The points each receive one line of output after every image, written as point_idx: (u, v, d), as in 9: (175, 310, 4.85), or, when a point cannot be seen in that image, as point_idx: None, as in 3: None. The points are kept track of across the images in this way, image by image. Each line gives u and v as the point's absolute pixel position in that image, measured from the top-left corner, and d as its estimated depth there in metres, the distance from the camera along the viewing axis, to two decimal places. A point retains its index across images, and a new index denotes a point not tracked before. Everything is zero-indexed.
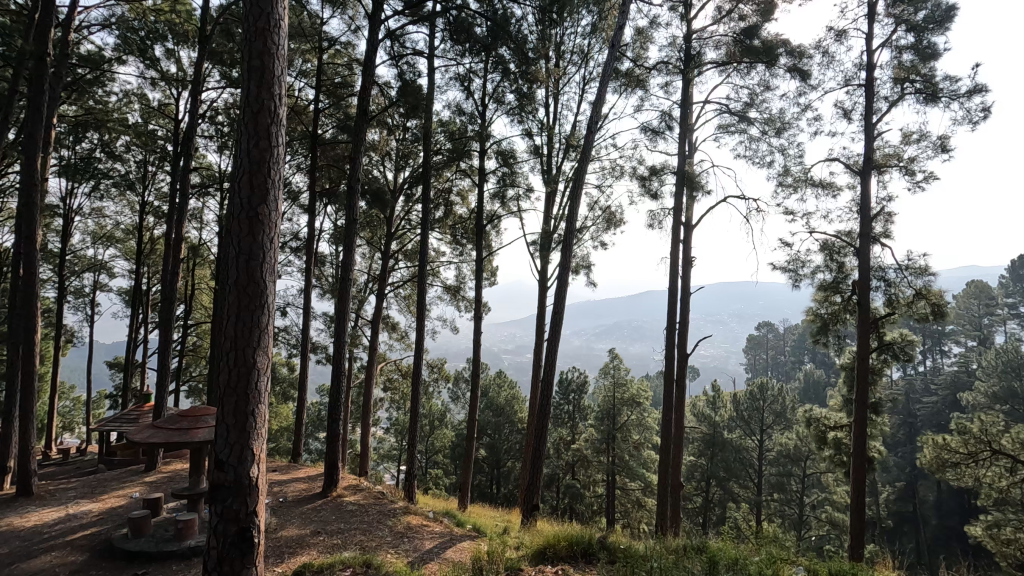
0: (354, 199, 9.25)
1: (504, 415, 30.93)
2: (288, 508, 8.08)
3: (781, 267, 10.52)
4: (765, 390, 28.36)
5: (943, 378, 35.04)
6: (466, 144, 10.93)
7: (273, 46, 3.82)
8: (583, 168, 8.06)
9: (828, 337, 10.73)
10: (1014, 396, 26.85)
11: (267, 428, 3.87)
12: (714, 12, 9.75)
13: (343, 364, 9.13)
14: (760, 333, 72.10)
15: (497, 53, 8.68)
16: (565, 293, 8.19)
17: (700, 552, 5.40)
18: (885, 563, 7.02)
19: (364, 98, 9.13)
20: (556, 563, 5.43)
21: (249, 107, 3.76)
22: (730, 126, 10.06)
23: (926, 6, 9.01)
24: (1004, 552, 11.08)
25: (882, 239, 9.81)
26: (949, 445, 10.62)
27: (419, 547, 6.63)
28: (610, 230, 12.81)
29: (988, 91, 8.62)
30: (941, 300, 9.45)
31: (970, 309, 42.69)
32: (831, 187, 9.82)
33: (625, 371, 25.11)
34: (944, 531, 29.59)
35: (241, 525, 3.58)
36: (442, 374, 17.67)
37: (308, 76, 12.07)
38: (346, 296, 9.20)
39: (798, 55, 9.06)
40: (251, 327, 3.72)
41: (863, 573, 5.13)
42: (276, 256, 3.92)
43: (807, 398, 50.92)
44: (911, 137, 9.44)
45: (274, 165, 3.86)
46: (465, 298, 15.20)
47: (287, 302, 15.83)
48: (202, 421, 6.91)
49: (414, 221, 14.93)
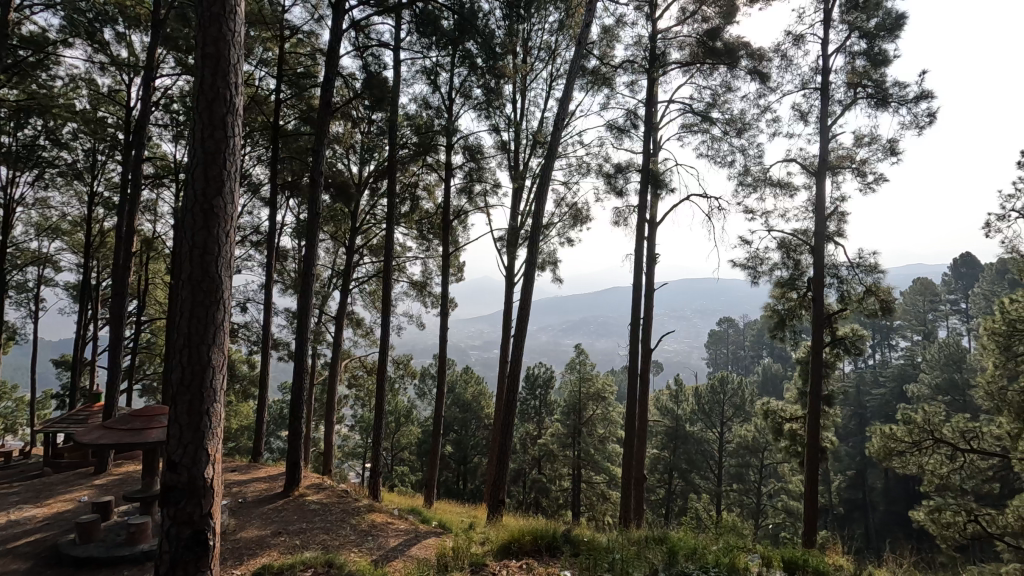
0: (317, 192, 9.01)
1: (471, 411, 31.02)
2: (248, 509, 7.87)
3: (741, 265, 10.78)
4: (725, 384, 29.13)
5: (891, 370, 36.88)
6: (433, 139, 10.86)
7: (228, 32, 3.68)
8: (550, 165, 8.08)
9: (784, 333, 11.03)
10: (954, 387, 28.59)
11: (224, 428, 3.76)
12: (678, 12, 9.96)
13: (305, 361, 8.90)
14: (721, 329, 73.67)
15: (463, 48, 8.59)
16: (530, 290, 8.22)
17: (661, 543, 5.53)
18: (836, 548, 7.28)
19: (327, 90, 8.89)
20: (521, 556, 5.46)
21: (203, 94, 3.62)
22: (693, 126, 10.31)
23: (878, 14, 9.36)
24: (944, 535, 11.71)
25: (836, 237, 10.18)
26: (895, 434, 11.24)
27: (383, 545, 6.57)
28: (576, 226, 12.97)
29: (933, 97, 9.03)
30: (889, 297, 9.85)
31: (917, 306, 44.98)
32: (788, 187, 10.14)
33: (590, 365, 25.52)
34: (892, 516, 31.07)
35: (196, 527, 3.47)
36: (408, 371, 17.44)
37: (270, 65, 11.71)
38: (309, 290, 8.96)
39: (758, 57, 9.31)
40: (207, 323, 3.60)
41: (815, 560, 5.27)
42: (233, 251, 3.81)
43: (764, 391, 52.84)
44: (863, 140, 9.80)
45: (230, 156, 3.74)
46: (432, 295, 15.05)
47: (248, 297, 15.48)
48: (157, 421, 6.66)
49: (379, 215, 14.70)
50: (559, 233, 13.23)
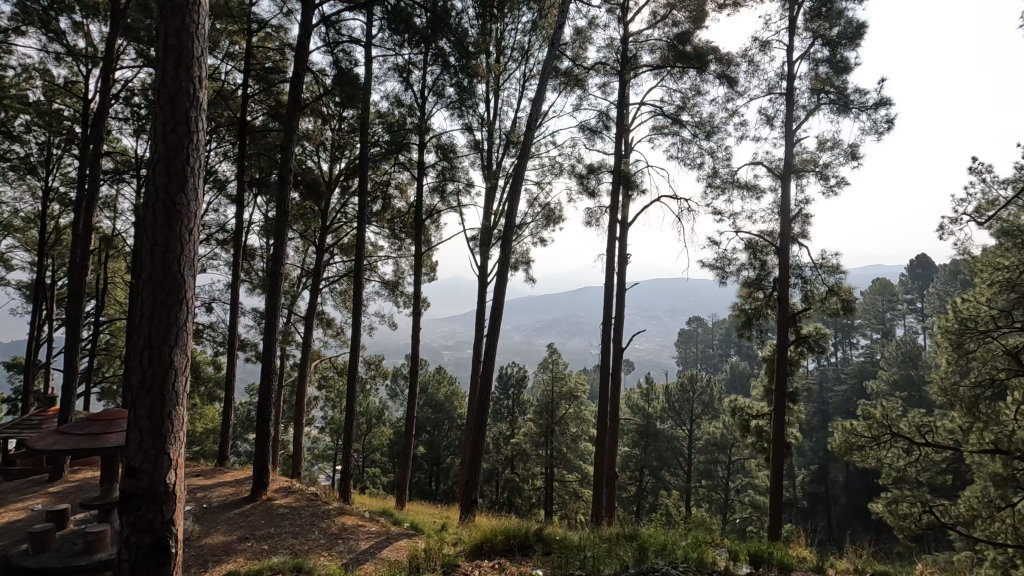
0: (286, 190, 8.81)
1: (444, 411, 30.83)
2: (213, 515, 7.66)
3: (710, 265, 10.98)
4: (694, 381, 29.68)
5: (852, 367, 38.17)
6: (405, 137, 10.74)
7: (192, 24, 3.58)
8: (523, 164, 8.08)
9: (751, 331, 11.31)
10: (911, 383, 29.74)
11: (186, 432, 3.65)
12: (650, 16, 10.12)
13: (274, 361, 8.70)
14: (691, 328, 74.98)
15: (436, 46, 8.55)
16: (503, 289, 8.23)
17: (631, 539, 5.59)
18: (799, 541, 7.44)
19: (296, 86, 8.72)
20: (492, 556, 5.45)
21: (165, 88, 3.51)
22: (663, 128, 10.48)
23: (839, 23, 9.66)
24: (901, 526, 12.06)
25: (800, 239, 10.47)
26: (855, 429, 11.66)
27: (354, 548, 6.49)
28: (549, 226, 13.05)
29: (891, 104, 9.37)
30: (850, 296, 10.18)
31: (875, 305, 46.83)
32: (755, 190, 10.38)
33: (563, 364, 25.67)
34: (852, 509, 32.19)
35: (156, 535, 3.36)
36: (379, 371, 17.23)
37: (236, 59, 11.41)
38: (277, 289, 8.76)
39: (726, 62, 9.52)
40: (168, 324, 3.49)
41: (779, 553, 5.39)
42: (196, 249, 3.70)
43: (732, 389, 54.10)
44: (826, 145, 10.10)
45: (193, 152, 3.64)
46: (404, 294, 14.90)
47: (213, 297, 15.09)
48: (116, 425, 6.42)
49: (350, 214, 14.49)
50: (532, 233, 13.30)
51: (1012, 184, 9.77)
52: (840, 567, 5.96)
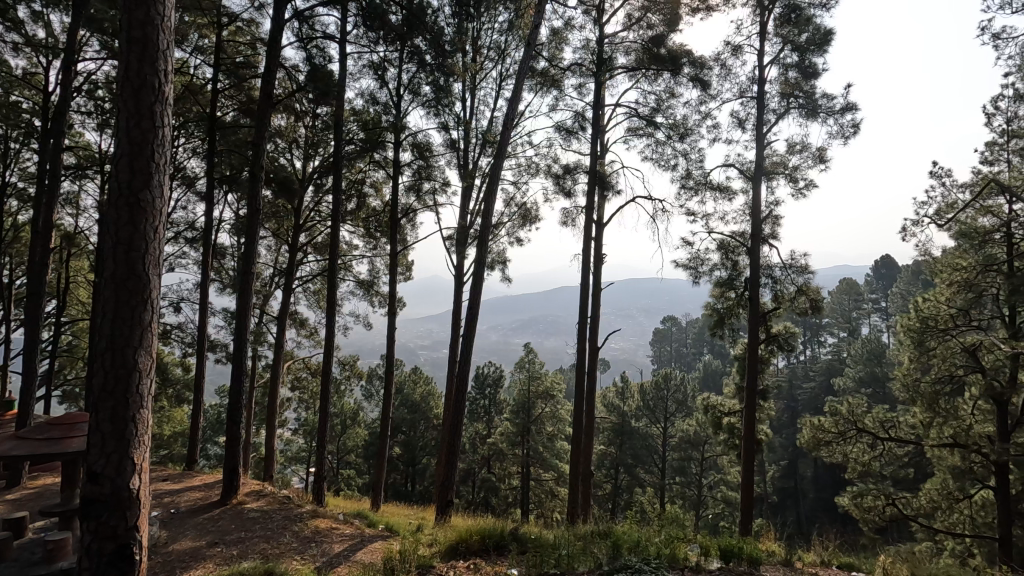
0: (257, 187, 8.62)
1: (420, 412, 30.62)
2: (181, 520, 7.45)
3: (683, 265, 11.13)
4: (668, 380, 30.08)
5: (820, 365, 39.23)
6: (380, 135, 10.61)
7: (157, 17, 3.47)
8: (499, 164, 8.07)
9: (723, 330, 11.51)
10: (876, 380, 30.68)
11: (152, 435, 3.55)
12: (625, 18, 10.21)
13: (244, 362, 8.51)
14: (666, 327, 75.95)
15: (411, 44, 8.50)
16: (479, 288, 8.20)
17: (606, 537, 5.64)
18: (769, 535, 7.58)
19: (268, 81, 8.54)
20: (468, 557, 5.42)
21: (129, 82, 3.41)
22: (638, 129, 10.60)
23: (808, 29, 9.90)
24: (866, 518, 12.38)
25: (770, 240, 10.70)
26: (823, 425, 11.94)
27: (328, 551, 6.40)
28: (525, 226, 13.07)
29: (857, 109, 9.64)
30: (818, 296, 10.45)
31: (843, 305, 48.23)
32: (727, 192, 10.57)
33: (539, 364, 25.75)
34: (820, 503, 33.02)
35: (120, 541, 3.26)
36: (354, 372, 17.01)
37: (205, 53, 11.12)
38: (248, 289, 8.57)
39: (700, 65, 9.66)
40: (132, 324, 3.38)
41: (750, 548, 5.49)
42: (162, 248, 3.60)
43: (705, 387, 55.03)
44: (795, 148, 10.32)
45: (159, 147, 3.55)
46: (379, 294, 14.74)
47: (182, 296, 14.72)
48: (77, 430, 6.21)
49: (324, 213, 14.28)
50: (508, 233, 13.30)
51: (970, 188, 10.17)
52: (808, 560, 6.09)
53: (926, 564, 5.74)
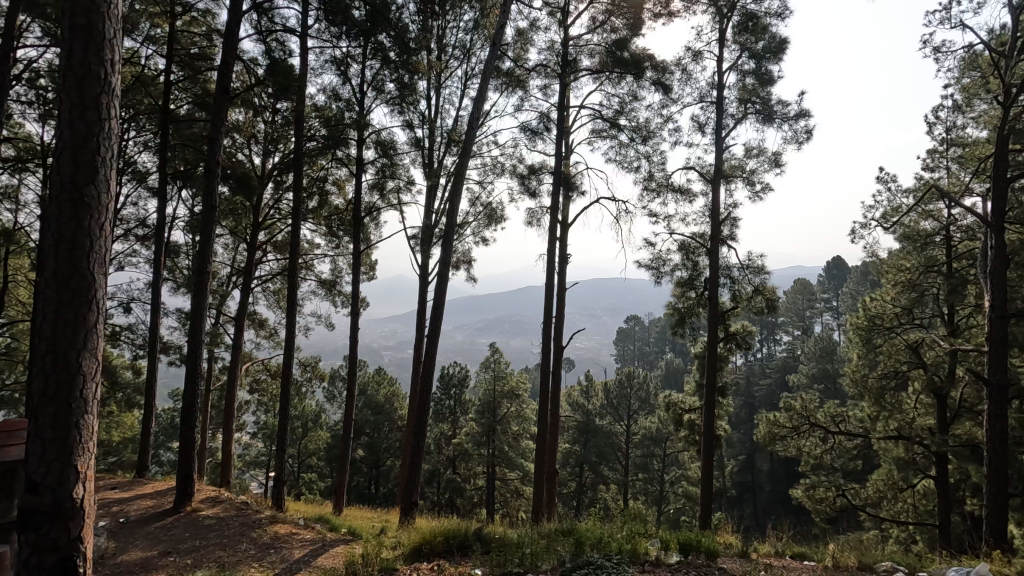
0: (212, 183, 8.33)
1: (384, 413, 30.17)
2: (130, 530, 7.14)
3: (646, 265, 11.32)
4: (632, 378, 30.59)
5: (776, 362, 40.64)
6: (343, 132, 10.39)
7: (103, 2, 3.32)
8: (464, 163, 8.05)
9: (684, 329, 11.75)
10: (828, 376, 31.98)
11: (97, 441, 3.39)
12: (589, 21, 10.31)
13: (199, 365, 8.20)
14: (629, 327, 77.27)
15: (375, 39, 8.38)
16: (444, 288, 8.15)
17: (569, 535, 5.69)
18: (727, 528, 7.77)
19: (225, 74, 8.26)
20: (432, 558, 5.38)
21: (72, 71, 3.25)
22: (602, 131, 10.73)
23: (764, 37, 10.24)
24: (818, 509, 12.85)
25: (729, 241, 11.00)
26: (778, 421, 12.33)
27: (287, 557, 6.25)
28: (491, 226, 13.05)
29: (810, 116, 10.03)
30: (773, 296, 10.78)
31: (797, 304, 50.16)
32: (688, 194, 10.82)
33: (505, 363, 25.76)
34: (775, 496, 34.09)
35: (62, 554, 3.11)
36: (315, 373, 16.62)
37: (158, 43, 10.69)
38: (203, 289, 8.28)
39: (662, 70, 9.86)
40: (75, 325, 3.22)
41: (707, 541, 5.63)
42: (108, 244, 3.44)
43: (667, 384, 56.26)
44: (752, 152, 10.66)
45: (106, 140, 3.40)
46: (341, 293, 14.46)
47: (132, 296, 14.11)
48: (16, 437, 5.86)
49: (284, 210, 13.91)
50: (473, 233, 13.26)
51: (913, 193, 10.71)
52: (763, 551, 6.29)
53: (872, 552, 5.99)
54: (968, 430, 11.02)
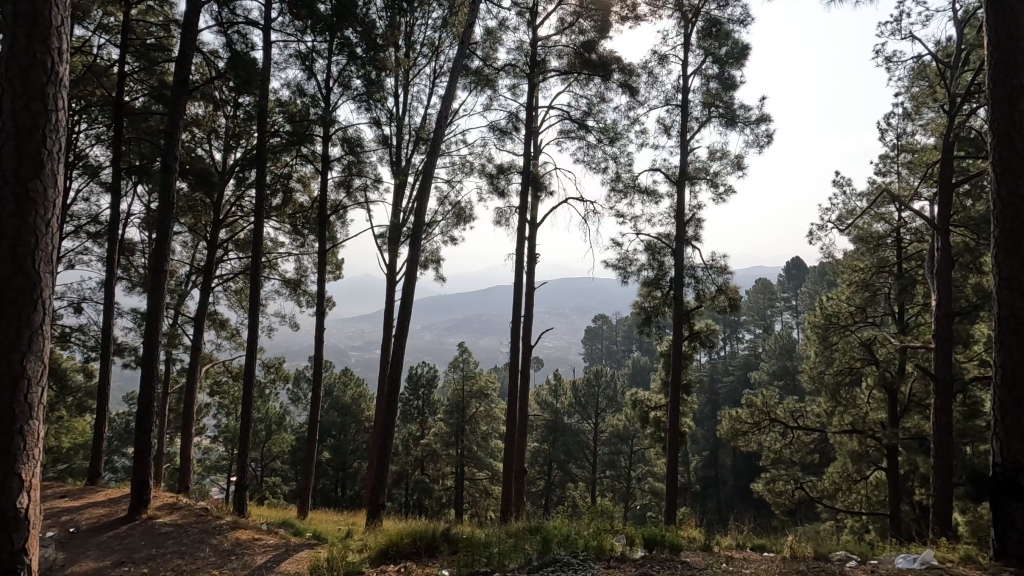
0: (170, 179, 8.05)
1: (350, 415, 29.69)
2: (81, 540, 6.84)
3: (613, 265, 11.47)
4: (599, 377, 30.96)
5: (739, 360, 41.78)
6: (308, 129, 10.17)
7: None
8: (432, 162, 8.00)
9: (650, 328, 11.94)
10: (787, 373, 33.02)
11: (43, 448, 3.23)
12: (558, 22, 10.37)
13: (156, 368, 7.90)
14: (597, 326, 78.26)
15: (342, 35, 8.24)
16: (412, 287, 8.07)
17: (536, 533, 5.72)
18: (691, 523, 7.93)
19: (184, 65, 7.99)
20: (399, 560, 5.33)
21: (14, 59, 3.08)
22: (570, 132, 10.82)
23: (727, 43, 10.50)
24: (778, 502, 13.24)
25: (694, 242, 11.24)
26: (740, 417, 12.66)
27: (249, 563, 6.09)
28: (459, 225, 13.01)
29: (770, 121, 10.35)
30: (736, 296, 11.07)
31: (758, 304, 51.71)
32: (654, 195, 11.00)
33: (474, 363, 25.71)
34: (738, 490, 35.08)
35: (5, 567, 2.93)
36: (279, 374, 16.27)
37: (112, 32, 10.27)
38: (160, 289, 7.99)
39: (629, 72, 10.00)
40: (20, 325, 3.06)
41: (671, 536, 5.75)
42: (55, 241, 3.27)
43: (634, 382, 57.19)
44: (715, 155, 10.92)
45: (51, 132, 3.23)
46: (306, 293, 14.17)
47: (83, 296, 13.52)
48: None
49: (246, 208, 13.55)
50: (442, 232, 13.18)
51: (866, 197, 11.16)
52: (724, 544, 6.46)
53: (828, 541, 6.22)
54: (916, 424, 11.54)
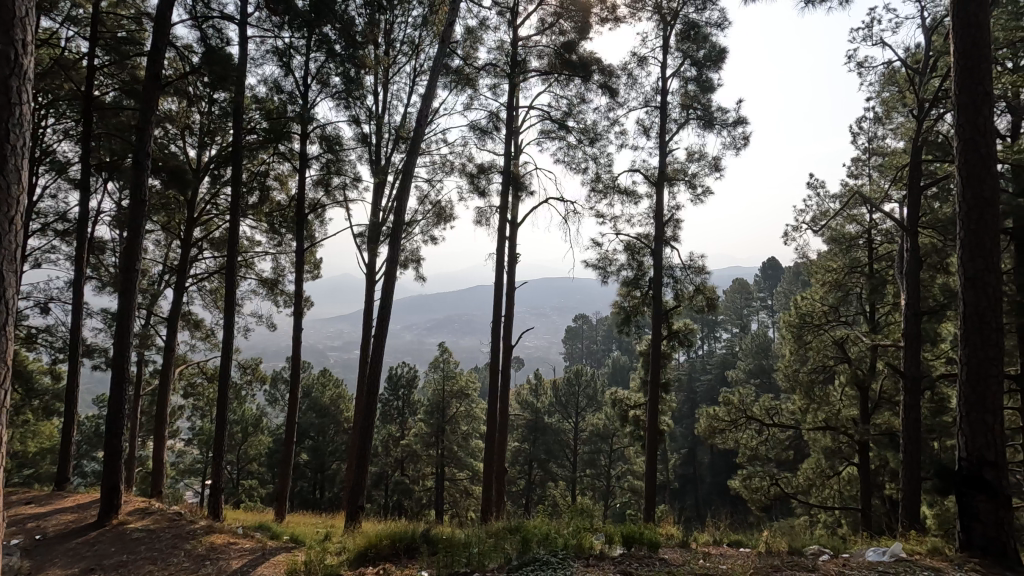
0: (142, 175, 7.85)
1: (329, 416, 29.35)
2: (48, 548, 6.64)
3: (593, 265, 11.53)
4: (579, 376, 31.12)
5: (716, 359, 42.42)
6: (285, 126, 10.02)
7: None
8: (412, 161, 7.95)
9: (630, 327, 12.03)
10: (763, 371, 33.61)
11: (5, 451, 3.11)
12: (538, 22, 10.38)
13: (127, 370, 7.70)
14: (577, 326, 78.72)
15: (320, 31, 8.13)
16: (391, 286, 8.00)
17: (516, 532, 5.72)
18: (670, 520, 8.01)
19: (156, 60, 7.81)
20: (377, 562, 5.29)
21: None
22: (551, 132, 10.84)
23: (705, 46, 10.64)
24: (754, 498, 13.46)
25: (672, 242, 11.36)
26: (717, 415, 12.84)
27: (224, 568, 5.97)
28: (439, 225, 12.96)
29: (747, 123, 10.51)
30: (713, 295, 11.23)
31: (735, 304, 52.54)
32: (633, 196, 11.09)
33: (454, 363, 25.64)
34: (715, 487, 35.58)
35: None
36: (255, 375, 16.01)
37: (80, 24, 9.97)
38: (131, 288, 7.78)
39: (608, 73, 10.06)
40: None
41: (650, 533, 5.80)
42: (18, 238, 3.15)
43: (614, 381, 57.63)
44: (693, 156, 11.05)
45: (14, 125, 3.12)
46: (283, 292, 13.97)
47: (51, 296, 13.12)
48: None
49: (221, 206, 13.29)
50: (421, 231, 13.12)
51: (839, 198, 11.41)
52: (702, 540, 6.54)
53: (802, 536, 6.35)
54: (886, 420, 11.85)
